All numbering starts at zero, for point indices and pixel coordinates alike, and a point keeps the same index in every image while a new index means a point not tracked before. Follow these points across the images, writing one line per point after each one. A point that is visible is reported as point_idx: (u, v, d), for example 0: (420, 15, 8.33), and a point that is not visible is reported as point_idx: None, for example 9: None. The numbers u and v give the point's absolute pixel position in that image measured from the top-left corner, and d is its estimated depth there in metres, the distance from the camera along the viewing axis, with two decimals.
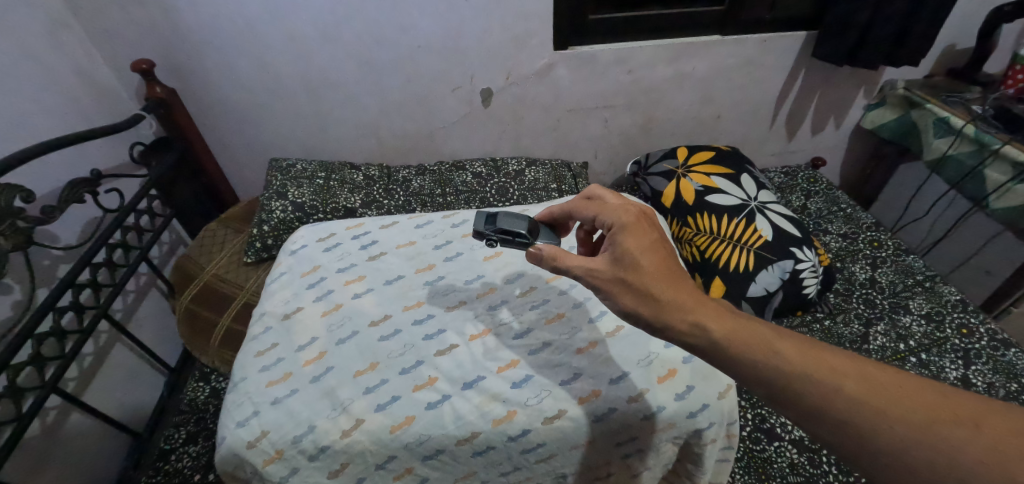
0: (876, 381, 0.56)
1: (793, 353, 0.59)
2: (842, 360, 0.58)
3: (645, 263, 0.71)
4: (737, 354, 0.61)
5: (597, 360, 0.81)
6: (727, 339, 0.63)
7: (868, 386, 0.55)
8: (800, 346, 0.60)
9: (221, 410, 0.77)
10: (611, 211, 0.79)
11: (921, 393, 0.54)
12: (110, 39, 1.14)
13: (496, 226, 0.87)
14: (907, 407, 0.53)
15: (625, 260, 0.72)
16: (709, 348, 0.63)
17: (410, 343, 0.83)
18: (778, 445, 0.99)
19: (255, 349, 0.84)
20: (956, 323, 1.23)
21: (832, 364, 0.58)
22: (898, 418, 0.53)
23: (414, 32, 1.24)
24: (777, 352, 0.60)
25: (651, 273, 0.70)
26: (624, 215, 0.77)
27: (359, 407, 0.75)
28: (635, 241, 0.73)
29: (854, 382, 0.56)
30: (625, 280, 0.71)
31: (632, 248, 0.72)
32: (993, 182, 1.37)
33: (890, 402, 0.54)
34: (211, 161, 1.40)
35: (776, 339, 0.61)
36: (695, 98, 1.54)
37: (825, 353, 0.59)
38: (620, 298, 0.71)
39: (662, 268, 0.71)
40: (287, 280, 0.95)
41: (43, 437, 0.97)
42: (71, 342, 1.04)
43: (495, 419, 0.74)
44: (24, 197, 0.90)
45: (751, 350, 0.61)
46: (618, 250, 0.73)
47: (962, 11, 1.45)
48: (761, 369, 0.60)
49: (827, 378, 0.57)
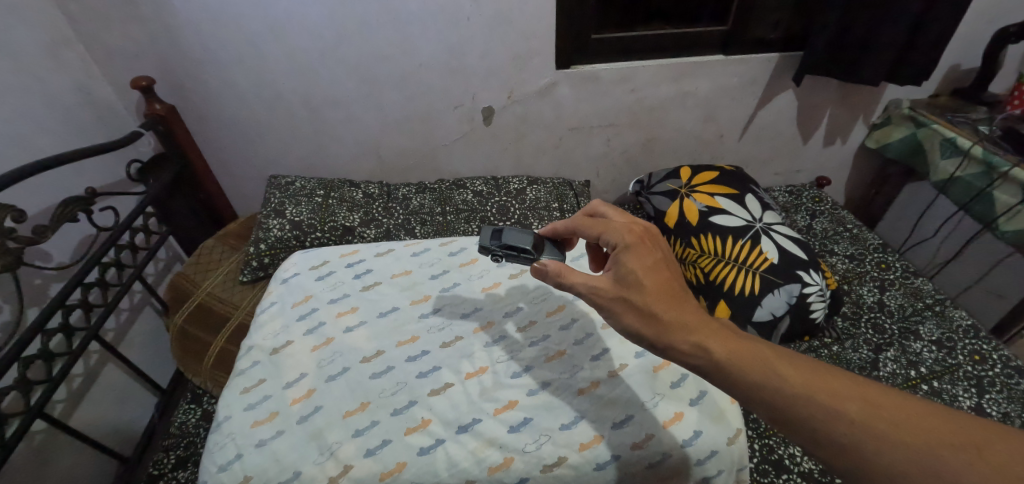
0: (878, 403, 0.52)
1: (793, 375, 0.57)
2: (843, 382, 0.55)
3: (648, 284, 0.68)
4: (738, 377, 0.59)
5: (599, 402, 0.78)
6: (729, 362, 0.60)
7: (871, 410, 0.52)
8: (802, 368, 0.57)
9: (204, 451, 0.74)
10: (615, 230, 0.76)
11: (923, 415, 0.51)
12: (109, 56, 1.13)
13: (501, 241, 0.84)
14: (910, 430, 0.50)
15: (628, 281, 0.69)
16: (712, 371, 0.60)
17: (404, 381, 0.81)
18: (787, 477, 0.95)
19: (241, 385, 0.81)
20: (968, 350, 1.19)
21: (834, 386, 0.55)
22: (900, 441, 0.49)
23: (414, 49, 1.23)
24: (780, 373, 0.57)
25: (654, 293, 0.67)
26: (627, 234, 0.74)
27: (349, 451, 0.72)
28: (639, 263, 0.70)
29: (855, 404, 0.53)
30: (627, 301, 0.68)
31: (635, 269, 0.70)
32: (1002, 204, 1.35)
33: (891, 425, 0.51)
34: (210, 178, 1.38)
35: (777, 360, 0.58)
36: (698, 117, 1.52)
37: (827, 375, 0.56)
38: (623, 318, 0.68)
39: (666, 291, 0.68)
40: (277, 309, 0.92)
41: (28, 461, 0.94)
42: (60, 363, 1.01)
43: (491, 467, 0.71)
44: (15, 216, 0.87)
45: (752, 372, 0.58)
46: (622, 270, 0.70)
47: (968, 31, 1.44)
48: (761, 392, 0.57)
49: (828, 400, 0.54)
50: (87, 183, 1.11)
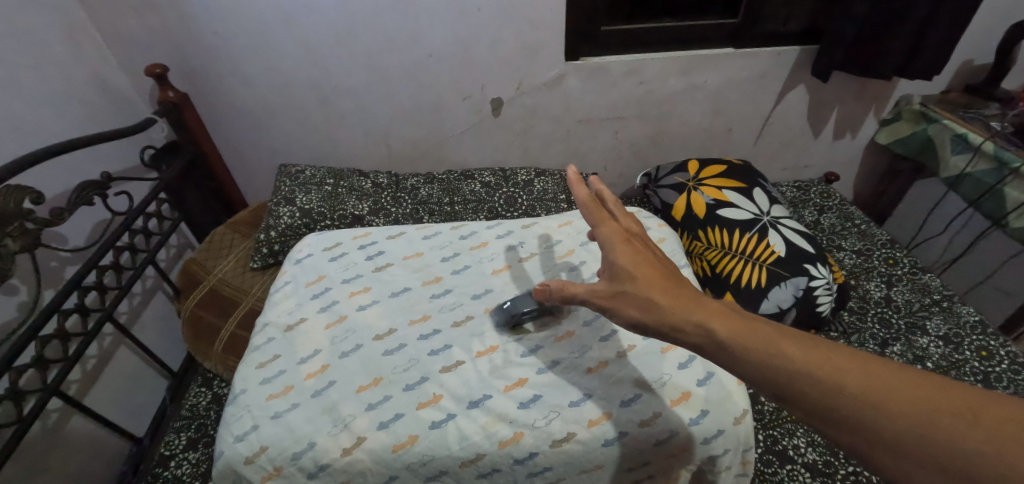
0: (880, 375, 0.49)
1: (792, 349, 0.54)
2: (846, 355, 0.52)
3: (641, 276, 0.67)
4: (739, 355, 0.56)
5: (608, 381, 0.79)
6: (733, 341, 0.57)
7: (874, 384, 0.49)
8: (804, 343, 0.54)
9: (220, 423, 0.76)
10: (603, 225, 0.73)
11: (931, 388, 0.47)
12: (124, 42, 1.15)
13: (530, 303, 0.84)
14: (916, 403, 0.47)
15: (622, 276, 0.68)
16: (714, 349, 0.59)
17: (415, 358, 0.82)
18: (791, 468, 0.96)
19: (256, 360, 0.83)
20: (975, 345, 1.19)
21: (834, 360, 0.52)
22: (905, 417, 0.47)
23: (425, 40, 1.24)
24: (781, 350, 0.54)
25: (649, 286, 0.66)
26: (614, 230, 0.72)
27: (362, 424, 0.73)
28: (629, 257, 0.69)
29: (859, 379, 0.50)
30: (626, 296, 0.67)
31: (626, 264, 0.69)
32: (1012, 200, 1.34)
33: (894, 398, 0.48)
34: (222, 166, 1.40)
35: (781, 336, 0.55)
36: (707, 110, 1.52)
37: (830, 350, 0.53)
38: (624, 312, 0.66)
39: (660, 280, 0.67)
40: (290, 290, 0.94)
41: (45, 438, 0.96)
42: (76, 344, 1.03)
43: (502, 441, 0.73)
44: (34, 198, 0.89)
45: (755, 350, 0.56)
46: (613, 267, 0.69)
47: (982, 25, 1.42)
48: (763, 370, 0.54)
49: (831, 376, 0.51)
50: (103, 168, 1.12)
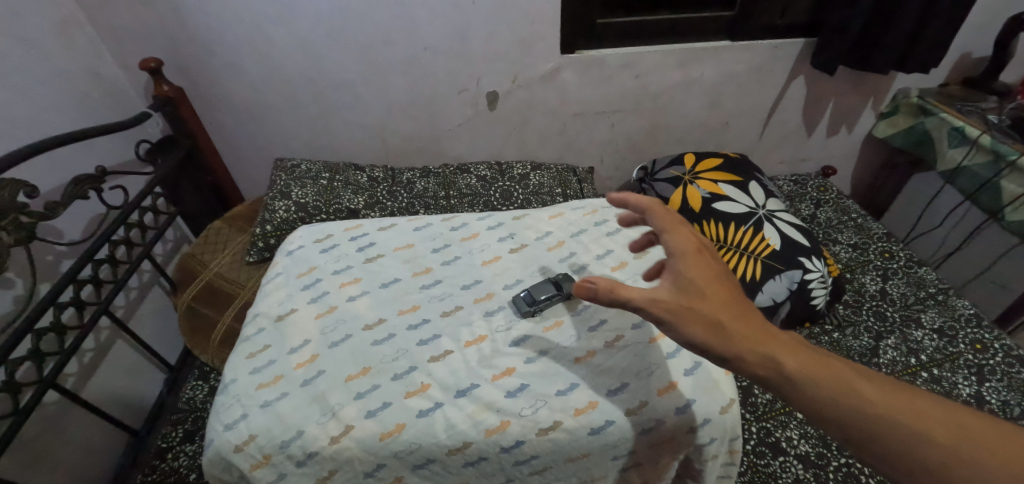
0: (959, 425, 0.52)
1: (871, 392, 0.55)
2: (924, 402, 0.53)
3: (710, 291, 0.65)
4: (817, 394, 0.56)
5: (596, 370, 0.79)
6: (806, 376, 0.57)
7: (956, 433, 0.51)
8: (881, 386, 0.55)
9: (211, 412, 0.77)
10: (678, 232, 0.69)
11: (1007, 439, 0.50)
12: (119, 37, 1.15)
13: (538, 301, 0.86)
14: (993, 453, 0.49)
15: (690, 289, 0.65)
16: (785, 384, 0.58)
17: (404, 348, 0.82)
18: (783, 459, 0.97)
19: (248, 349, 0.83)
20: (969, 338, 1.20)
21: (915, 406, 0.53)
22: (988, 466, 0.48)
23: (420, 32, 1.24)
24: (860, 392, 0.55)
25: (717, 303, 0.64)
26: (688, 241, 0.69)
27: (350, 412, 0.74)
28: (700, 271, 0.66)
29: (941, 428, 0.51)
30: (693, 312, 0.63)
31: (696, 278, 0.66)
32: (1009, 193, 1.34)
33: (977, 447, 0.50)
34: (218, 161, 1.40)
35: (856, 378, 0.56)
36: (703, 103, 1.52)
37: (908, 395, 0.54)
38: (690, 330, 0.62)
39: (729, 299, 0.64)
40: (282, 281, 0.94)
41: (43, 431, 0.96)
42: (72, 337, 1.04)
43: (488, 429, 0.73)
44: (28, 191, 0.89)
45: (833, 388, 0.56)
46: (681, 278, 0.66)
47: (981, 18, 1.42)
48: (841, 412, 0.54)
49: (913, 423, 0.52)
50: (98, 162, 1.13)
